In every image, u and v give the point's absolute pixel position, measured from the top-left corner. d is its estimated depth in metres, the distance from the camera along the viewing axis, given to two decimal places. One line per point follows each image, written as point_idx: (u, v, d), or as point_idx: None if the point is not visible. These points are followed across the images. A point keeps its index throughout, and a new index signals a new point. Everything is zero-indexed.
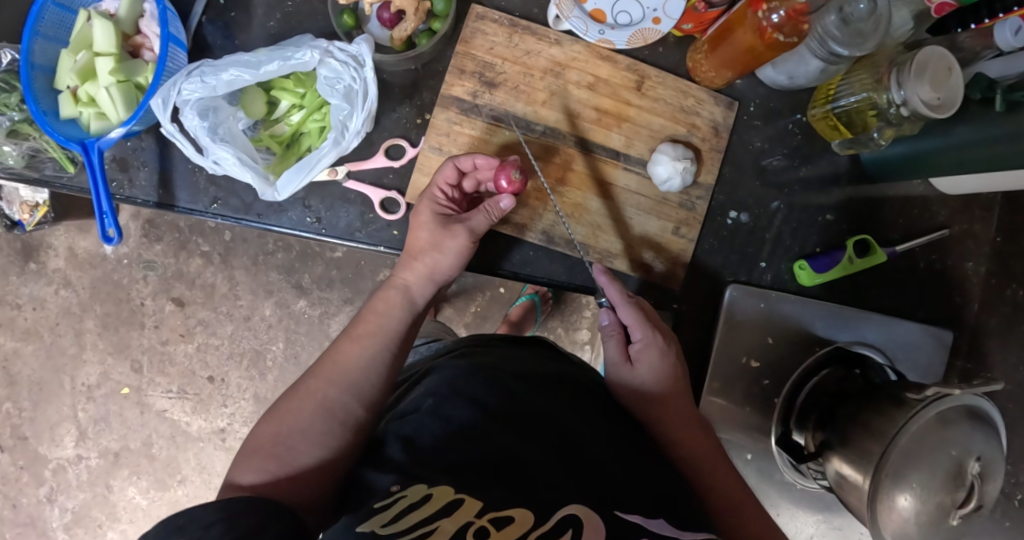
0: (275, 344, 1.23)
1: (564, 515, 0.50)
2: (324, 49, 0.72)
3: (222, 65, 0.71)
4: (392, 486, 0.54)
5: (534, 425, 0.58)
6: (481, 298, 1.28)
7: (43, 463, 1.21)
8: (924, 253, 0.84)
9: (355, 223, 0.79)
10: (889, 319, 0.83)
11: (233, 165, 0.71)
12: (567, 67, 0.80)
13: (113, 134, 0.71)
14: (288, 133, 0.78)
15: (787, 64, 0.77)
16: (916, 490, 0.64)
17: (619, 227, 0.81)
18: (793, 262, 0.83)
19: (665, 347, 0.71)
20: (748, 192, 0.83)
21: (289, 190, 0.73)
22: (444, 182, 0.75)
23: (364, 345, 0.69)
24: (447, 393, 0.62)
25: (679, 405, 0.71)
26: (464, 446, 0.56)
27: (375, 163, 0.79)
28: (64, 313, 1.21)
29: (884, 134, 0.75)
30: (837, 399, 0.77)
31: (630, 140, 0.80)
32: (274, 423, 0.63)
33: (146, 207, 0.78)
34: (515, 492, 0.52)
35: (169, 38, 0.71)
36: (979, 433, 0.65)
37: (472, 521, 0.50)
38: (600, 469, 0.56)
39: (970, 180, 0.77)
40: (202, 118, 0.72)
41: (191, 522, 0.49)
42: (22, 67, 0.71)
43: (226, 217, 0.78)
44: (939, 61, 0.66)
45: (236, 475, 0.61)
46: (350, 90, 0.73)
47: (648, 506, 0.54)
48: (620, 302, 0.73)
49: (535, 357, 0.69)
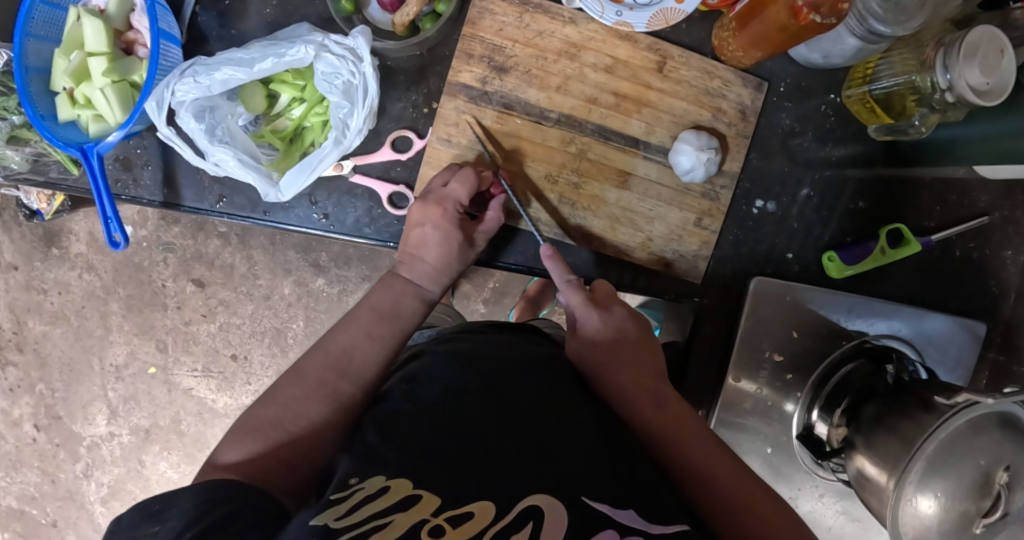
0: (295, 322, 1.24)
1: (527, 507, 0.51)
2: (318, 44, 0.69)
3: (215, 64, 0.68)
4: (349, 478, 0.53)
5: (502, 411, 0.58)
6: (499, 274, 1.25)
7: (78, 441, 1.26)
8: (962, 242, 0.80)
9: (363, 219, 0.77)
10: (921, 312, 0.79)
11: (234, 166, 0.70)
12: (582, 48, 0.75)
13: (111, 138, 0.70)
14: (290, 128, 0.75)
15: (822, 42, 0.71)
16: (940, 499, 0.62)
17: (637, 219, 0.77)
18: (822, 253, 0.79)
19: (602, 317, 0.70)
20: (775, 177, 0.79)
21: (292, 190, 0.70)
22: (461, 198, 0.72)
23: (379, 344, 0.68)
24: (423, 379, 0.62)
25: (635, 357, 0.68)
26: (432, 430, 0.56)
27: (381, 157, 0.76)
28: (88, 297, 1.23)
29: (926, 121, 0.69)
30: (866, 394, 0.74)
31: (651, 126, 0.76)
32: (273, 407, 0.62)
33: (152, 207, 0.77)
34: (476, 483, 0.52)
35: (159, 34, 0.68)
36: (1012, 441, 0.63)
37: (427, 519, 0.49)
38: (564, 457, 0.56)
39: (1014, 169, 0.71)
40: (198, 120, 0.70)
41: (167, 509, 0.51)
42: (17, 70, 0.70)
43: (231, 214, 0.77)
44: (992, 42, 0.61)
45: (222, 453, 0.60)
46: (349, 85, 0.70)
47: (613, 493, 0.54)
48: (562, 285, 0.72)
49: (517, 343, 0.69)
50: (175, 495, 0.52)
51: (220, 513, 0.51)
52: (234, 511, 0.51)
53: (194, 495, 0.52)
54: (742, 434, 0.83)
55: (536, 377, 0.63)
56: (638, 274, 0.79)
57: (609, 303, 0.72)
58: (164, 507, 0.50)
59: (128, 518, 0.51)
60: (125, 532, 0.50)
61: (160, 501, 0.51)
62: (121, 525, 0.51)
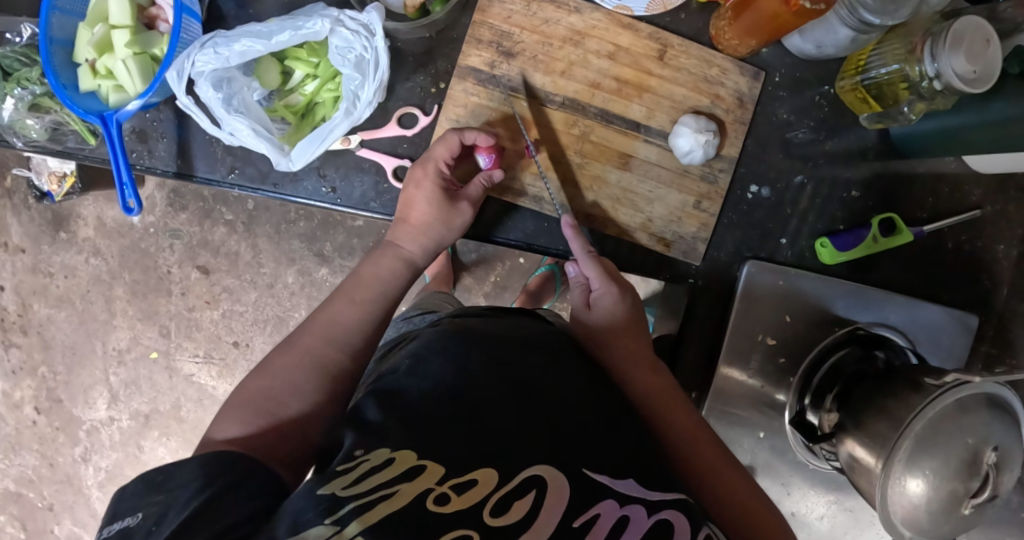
0: (298, 311, 1.26)
1: (529, 476, 0.52)
2: (334, 18, 0.72)
3: (235, 36, 0.72)
4: (354, 449, 0.54)
5: (507, 386, 0.59)
6: (500, 268, 1.26)
7: (77, 424, 1.27)
8: (954, 233, 0.81)
9: (369, 193, 0.79)
10: (913, 301, 0.80)
11: (248, 136, 0.73)
12: (586, 35, 0.78)
13: (130, 106, 0.72)
14: (302, 103, 0.78)
15: (815, 32, 0.74)
16: (929, 478, 0.63)
17: (638, 201, 0.79)
18: (815, 240, 0.80)
19: (619, 293, 0.73)
20: (770, 165, 0.81)
21: (303, 159, 0.74)
22: (443, 157, 0.75)
23: (361, 308, 0.70)
24: (425, 355, 0.62)
25: (634, 341, 0.72)
26: (437, 404, 0.57)
27: (388, 133, 0.79)
28: (94, 281, 1.25)
29: (915, 108, 0.71)
30: (857, 378, 0.76)
31: (651, 111, 0.78)
32: (263, 378, 0.63)
33: (166, 177, 0.79)
34: (480, 453, 0.53)
35: (181, 9, 0.71)
36: (999, 422, 0.63)
37: (432, 487, 0.50)
38: (567, 429, 0.57)
39: (1006, 159, 0.73)
40: (216, 89, 0.72)
41: (171, 477, 0.52)
42: (42, 41, 0.74)
43: (243, 186, 0.79)
44: (976, 31, 0.63)
45: (218, 428, 0.60)
46: (361, 59, 0.73)
47: (613, 466, 0.56)
48: (581, 256, 0.74)
49: (517, 325, 0.70)
50: (179, 464, 0.53)
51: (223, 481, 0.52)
52: (230, 482, 0.52)
53: (197, 466, 0.52)
54: (735, 417, 0.84)
55: (539, 356, 0.64)
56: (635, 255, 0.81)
57: (623, 282, 0.74)
58: (167, 477, 0.52)
59: (134, 489, 0.52)
60: (130, 502, 0.52)
61: (165, 471, 0.52)
62: (128, 493, 0.52)
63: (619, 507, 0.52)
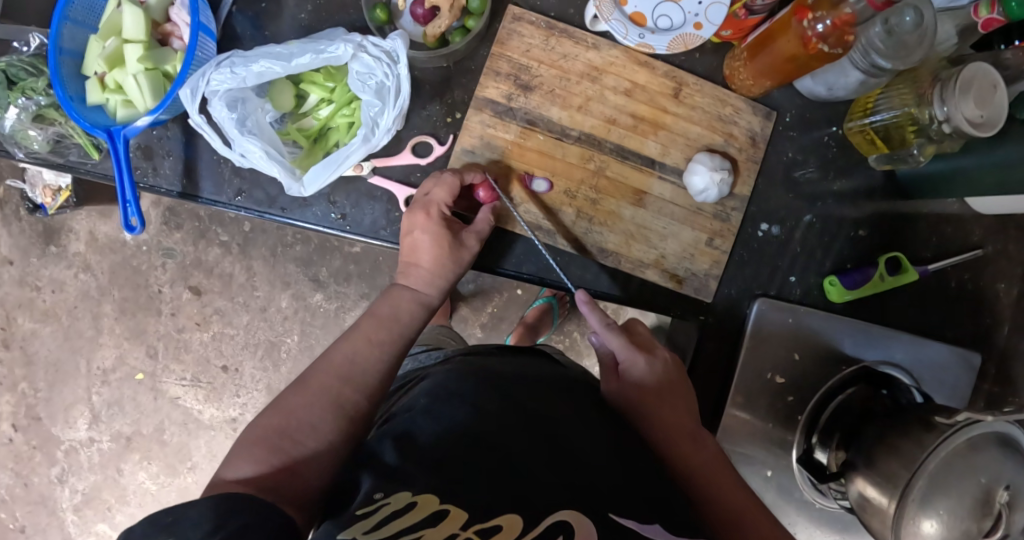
0: (290, 336, 1.23)
1: (556, 521, 0.50)
2: (357, 44, 0.72)
3: (253, 56, 0.71)
4: (373, 493, 0.52)
5: (528, 428, 0.58)
6: (498, 298, 1.25)
7: (55, 444, 1.22)
8: (957, 273, 0.83)
9: (380, 221, 0.79)
10: (919, 339, 0.81)
11: (259, 158, 0.71)
12: (603, 71, 0.79)
13: (139, 122, 0.71)
14: (315, 127, 0.78)
15: (827, 75, 0.75)
16: (942, 517, 0.62)
17: (652, 237, 0.80)
18: (824, 277, 0.81)
19: (648, 362, 0.72)
20: (779, 203, 0.82)
21: (316, 185, 0.73)
22: (444, 200, 0.74)
23: (379, 349, 0.69)
24: (441, 396, 0.61)
25: (673, 398, 0.71)
26: (458, 445, 0.55)
27: (402, 160, 0.79)
28: (82, 297, 1.22)
29: (924, 150, 0.73)
30: (863, 418, 0.76)
31: (665, 148, 0.79)
32: (278, 414, 0.62)
33: (170, 197, 0.78)
34: (505, 494, 0.51)
35: (198, 27, 0.71)
36: (1011, 460, 0.63)
37: (457, 532, 0.48)
38: (592, 471, 0.55)
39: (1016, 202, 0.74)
40: (230, 110, 0.72)
41: (178, 520, 0.49)
42: (51, 51, 0.72)
43: (249, 209, 0.78)
44: (985, 77, 0.65)
45: (230, 466, 0.58)
46: (382, 86, 0.73)
47: (638, 509, 0.53)
48: (602, 329, 0.74)
49: (530, 367, 0.69)
50: (188, 505, 0.51)
51: (233, 525, 0.50)
52: (243, 524, 0.51)
53: (209, 506, 0.51)
54: (743, 454, 0.83)
55: (556, 399, 0.63)
56: (646, 288, 0.82)
57: (652, 347, 0.74)
58: (175, 520, 0.49)
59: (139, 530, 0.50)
60: None
61: (171, 513, 0.50)
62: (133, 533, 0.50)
63: None
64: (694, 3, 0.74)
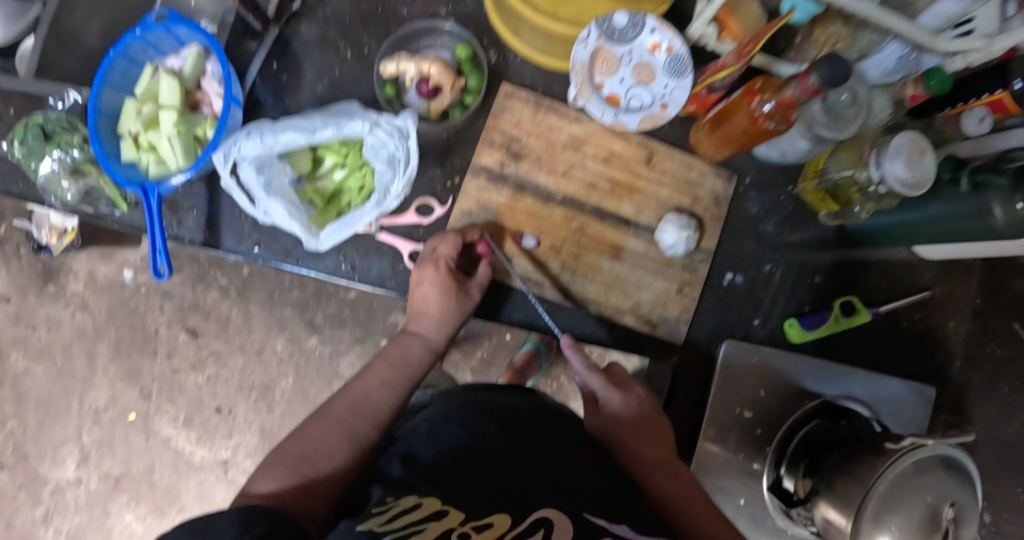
0: (285, 379, 1.27)
1: (539, 516, 0.55)
2: (372, 121, 0.81)
3: (281, 127, 0.80)
4: (384, 497, 0.57)
5: (522, 449, 0.63)
6: (487, 343, 1.31)
7: (42, 482, 1.25)
8: (908, 313, 0.92)
9: (386, 272, 0.87)
10: (874, 375, 0.89)
11: (281, 216, 0.79)
12: (584, 142, 0.89)
13: (173, 180, 0.79)
14: (330, 189, 0.87)
15: (779, 142, 0.85)
16: (894, 533, 0.69)
17: (628, 287, 0.89)
18: (785, 320, 0.90)
19: (623, 398, 0.77)
20: (743, 255, 0.91)
21: (331, 241, 0.80)
22: (450, 254, 0.81)
23: (391, 389, 0.76)
24: (444, 420, 0.66)
25: (653, 433, 0.75)
26: (459, 461, 0.60)
27: (407, 219, 0.87)
28: (77, 335, 1.26)
29: (864, 207, 0.83)
30: (826, 447, 0.82)
31: (640, 209, 0.89)
32: (298, 442, 0.67)
33: (193, 246, 0.85)
34: (499, 499, 0.57)
35: (231, 99, 0.80)
36: (953, 479, 0.70)
37: (456, 526, 0.53)
38: (578, 486, 0.61)
39: (956, 248, 0.84)
40: (258, 172, 0.79)
41: (208, 526, 0.53)
42: (93, 113, 0.80)
43: (266, 259, 0.86)
44: (914, 143, 0.74)
45: (256, 482, 0.63)
46: (393, 157, 0.81)
47: (614, 513, 0.59)
48: (583, 371, 0.79)
49: (525, 397, 0.75)
50: (214, 517, 0.54)
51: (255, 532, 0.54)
52: (270, 529, 0.55)
53: (233, 516, 0.55)
54: (717, 485, 0.89)
55: (547, 426, 0.69)
56: (625, 332, 0.89)
57: (629, 386, 0.79)
58: (207, 524, 0.53)
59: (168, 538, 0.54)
60: None
61: (201, 520, 0.54)
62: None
63: None
64: (660, 87, 0.83)
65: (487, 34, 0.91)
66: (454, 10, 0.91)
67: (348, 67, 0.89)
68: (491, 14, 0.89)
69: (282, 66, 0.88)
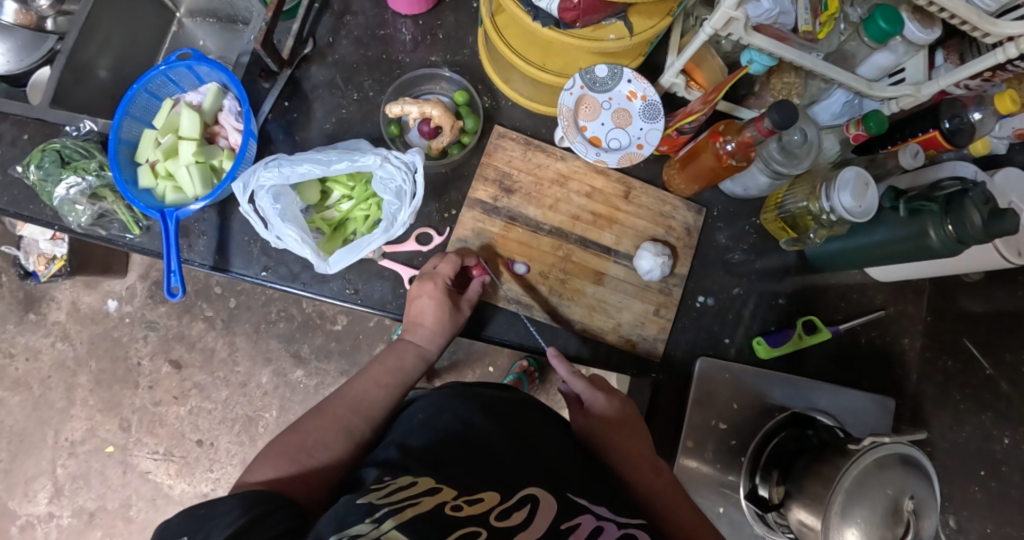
0: (269, 412, 1.27)
1: (526, 494, 0.60)
2: (383, 156, 0.87)
3: (298, 160, 0.86)
4: (381, 476, 0.61)
5: (508, 435, 0.67)
6: (471, 375, 1.35)
7: (10, 518, 1.22)
8: (866, 331, 1.01)
9: (387, 296, 0.92)
10: (838, 388, 0.98)
11: (294, 241, 0.84)
12: (569, 178, 0.98)
13: (191, 207, 0.84)
14: (337, 218, 0.93)
15: (743, 178, 0.96)
16: (861, 525, 0.75)
17: (610, 309, 0.96)
18: (752, 339, 0.98)
19: (607, 398, 0.83)
20: (712, 281, 1.00)
21: (339, 265, 0.86)
22: (449, 273, 0.87)
23: (385, 390, 0.79)
24: (435, 409, 0.70)
25: (635, 431, 0.81)
26: (449, 447, 0.65)
27: (408, 247, 0.93)
28: (57, 366, 1.26)
29: (818, 233, 0.93)
30: (795, 454, 0.88)
31: (619, 238, 0.98)
32: (297, 434, 0.71)
33: (202, 269, 0.90)
34: (486, 481, 0.61)
35: (248, 134, 0.87)
36: (911, 475, 0.76)
37: (448, 500, 0.57)
38: (559, 470, 0.65)
39: (903, 267, 0.94)
40: (274, 201, 0.85)
41: (211, 511, 0.56)
42: (114, 141, 0.86)
43: (273, 282, 0.90)
44: (860, 178, 0.84)
45: (252, 472, 0.67)
46: (400, 189, 0.88)
47: (593, 494, 0.64)
48: (568, 376, 0.84)
49: (514, 392, 0.79)
50: (217, 501, 0.57)
51: (257, 512, 0.56)
52: (270, 509, 0.57)
53: (236, 500, 0.57)
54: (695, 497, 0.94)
55: (532, 417, 0.73)
56: (609, 352, 0.96)
57: (611, 391, 0.84)
58: (209, 510, 0.55)
59: (175, 522, 0.56)
60: (173, 530, 0.55)
61: (205, 504, 0.56)
62: (170, 525, 0.55)
63: (596, 520, 0.59)
64: (637, 129, 0.92)
65: (481, 81, 1.00)
66: (452, 59, 1.01)
67: (354, 107, 0.97)
68: (487, 63, 0.99)
69: (293, 105, 0.96)
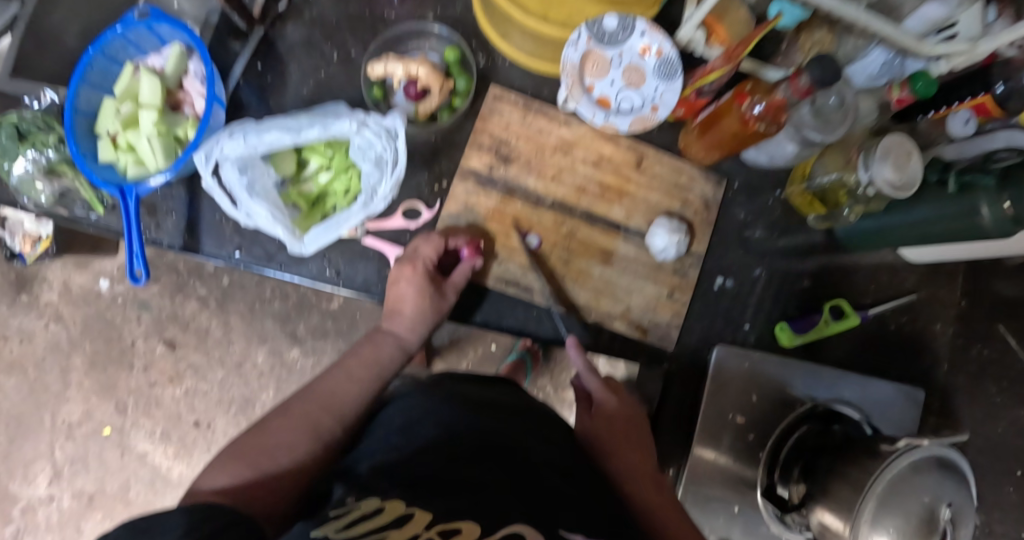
0: (265, 393, 1.23)
1: (510, 533, 0.50)
2: (360, 121, 0.79)
3: (265, 127, 0.78)
4: (346, 497, 0.54)
5: (492, 447, 0.60)
6: (473, 353, 1.29)
7: (13, 501, 1.22)
8: (896, 316, 0.95)
9: (372, 279, 0.85)
10: (866, 378, 0.90)
11: (264, 219, 0.78)
12: (574, 145, 0.89)
13: (151, 182, 0.77)
14: (315, 192, 0.85)
15: (767, 146, 0.85)
16: (893, 535, 0.67)
17: (618, 291, 0.88)
18: (775, 324, 0.90)
19: (618, 398, 0.78)
20: (732, 259, 0.91)
21: (315, 244, 0.79)
22: (430, 256, 0.80)
23: (359, 385, 0.74)
24: (416, 417, 0.64)
25: (641, 438, 0.76)
26: (425, 459, 0.58)
27: (395, 223, 0.86)
28: (51, 348, 1.22)
29: (853, 210, 0.83)
30: (818, 452, 0.83)
31: (630, 213, 0.89)
32: (259, 437, 0.65)
33: (171, 250, 0.84)
34: (467, 504, 0.52)
35: (214, 97, 0.79)
36: (949, 480, 0.69)
37: (417, 533, 0.49)
38: (547, 489, 0.58)
39: (938, 250, 0.86)
40: (241, 173, 0.78)
41: (153, 525, 0.49)
42: (68, 111, 0.79)
43: (247, 263, 0.84)
44: (900, 147, 0.74)
45: (205, 479, 0.61)
46: (380, 158, 0.80)
47: (585, 524, 0.56)
48: (582, 368, 0.79)
49: (509, 395, 0.73)
50: (161, 516, 0.50)
51: (206, 528, 0.51)
52: (220, 527, 0.51)
53: (183, 515, 0.51)
54: (707, 490, 0.88)
55: (522, 424, 0.67)
56: (617, 338, 0.89)
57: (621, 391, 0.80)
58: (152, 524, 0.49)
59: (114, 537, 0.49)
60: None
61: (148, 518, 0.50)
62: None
63: None
64: (652, 88, 0.82)
65: (475, 37, 0.91)
66: (443, 13, 0.91)
67: (335, 69, 0.88)
68: (479, 15, 0.89)
69: (268, 67, 0.87)
